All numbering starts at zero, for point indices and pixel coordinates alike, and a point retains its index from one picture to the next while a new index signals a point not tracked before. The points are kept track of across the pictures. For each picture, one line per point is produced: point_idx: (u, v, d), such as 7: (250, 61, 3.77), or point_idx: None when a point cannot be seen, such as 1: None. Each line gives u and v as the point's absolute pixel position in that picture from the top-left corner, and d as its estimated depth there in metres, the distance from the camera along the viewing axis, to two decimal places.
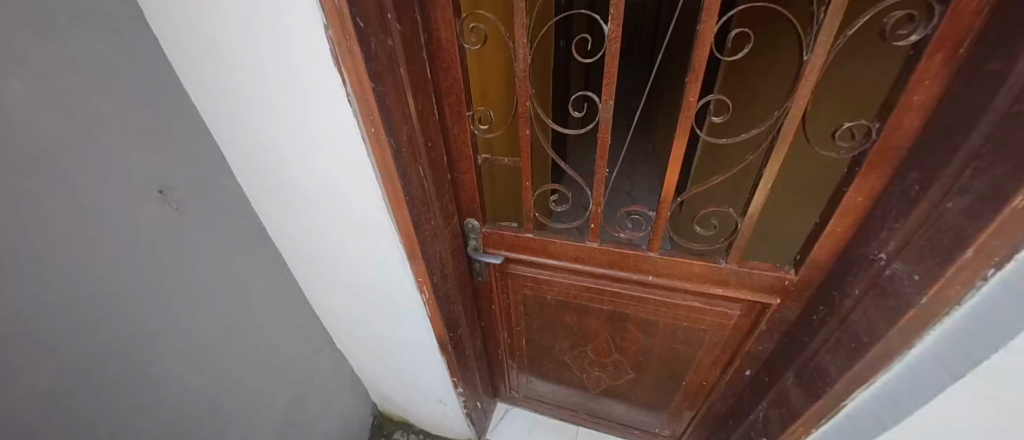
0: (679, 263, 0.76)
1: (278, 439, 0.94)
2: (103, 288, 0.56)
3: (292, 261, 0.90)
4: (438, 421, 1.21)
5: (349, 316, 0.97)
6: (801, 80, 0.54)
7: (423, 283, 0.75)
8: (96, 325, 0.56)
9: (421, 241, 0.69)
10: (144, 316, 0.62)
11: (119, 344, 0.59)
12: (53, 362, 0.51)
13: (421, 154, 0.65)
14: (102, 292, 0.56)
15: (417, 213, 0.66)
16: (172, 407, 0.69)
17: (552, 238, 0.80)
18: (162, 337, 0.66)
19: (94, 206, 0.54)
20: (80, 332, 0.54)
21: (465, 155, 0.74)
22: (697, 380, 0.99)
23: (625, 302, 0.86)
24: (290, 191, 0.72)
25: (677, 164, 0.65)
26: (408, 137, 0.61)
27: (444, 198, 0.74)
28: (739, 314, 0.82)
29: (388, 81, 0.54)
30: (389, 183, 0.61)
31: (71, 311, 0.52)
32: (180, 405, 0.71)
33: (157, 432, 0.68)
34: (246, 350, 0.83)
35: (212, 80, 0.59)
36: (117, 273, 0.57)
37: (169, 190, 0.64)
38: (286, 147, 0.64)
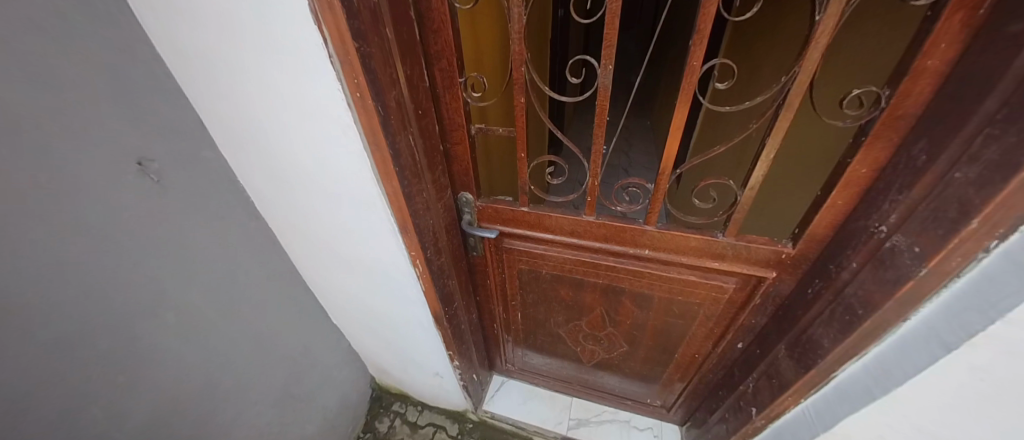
0: (676, 236, 0.74)
1: (277, 411, 0.95)
2: (82, 261, 0.54)
3: (283, 236, 0.88)
4: (434, 393, 1.23)
5: (343, 291, 0.96)
6: (811, 42, 0.51)
7: (417, 257, 0.73)
8: (79, 300, 0.54)
9: (414, 214, 0.67)
10: (130, 292, 0.61)
11: (105, 319, 0.58)
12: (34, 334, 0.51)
13: (410, 122, 0.62)
14: (82, 266, 0.54)
15: (408, 185, 0.64)
16: (166, 382, 0.69)
17: (548, 212, 0.78)
18: (152, 312, 0.65)
19: (66, 177, 0.51)
20: (62, 305, 0.53)
21: (458, 125, 0.71)
22: (690, 352, 1.00)
23: (621, 276, 0.85)
24: (276, 161, 0.69)
25: (677, 134, 0.63)
26: (396, 104, 0.57)
27: (436, 170, 0.71)
28: (734, 288, 0.82)
29: (373, 41, 0.50)
30: (378, 153, 0.58)
31: (50, 284, 0.51)
32: (174, 379, 0.71)
33: (153, 405, 0.68)
34: (240, 325, 0.83)
35: (183, 41, 0.55)
36: (97, 247, 0.55)
37: (149, 162, 0.61)
38: (268, 115, 0.61)
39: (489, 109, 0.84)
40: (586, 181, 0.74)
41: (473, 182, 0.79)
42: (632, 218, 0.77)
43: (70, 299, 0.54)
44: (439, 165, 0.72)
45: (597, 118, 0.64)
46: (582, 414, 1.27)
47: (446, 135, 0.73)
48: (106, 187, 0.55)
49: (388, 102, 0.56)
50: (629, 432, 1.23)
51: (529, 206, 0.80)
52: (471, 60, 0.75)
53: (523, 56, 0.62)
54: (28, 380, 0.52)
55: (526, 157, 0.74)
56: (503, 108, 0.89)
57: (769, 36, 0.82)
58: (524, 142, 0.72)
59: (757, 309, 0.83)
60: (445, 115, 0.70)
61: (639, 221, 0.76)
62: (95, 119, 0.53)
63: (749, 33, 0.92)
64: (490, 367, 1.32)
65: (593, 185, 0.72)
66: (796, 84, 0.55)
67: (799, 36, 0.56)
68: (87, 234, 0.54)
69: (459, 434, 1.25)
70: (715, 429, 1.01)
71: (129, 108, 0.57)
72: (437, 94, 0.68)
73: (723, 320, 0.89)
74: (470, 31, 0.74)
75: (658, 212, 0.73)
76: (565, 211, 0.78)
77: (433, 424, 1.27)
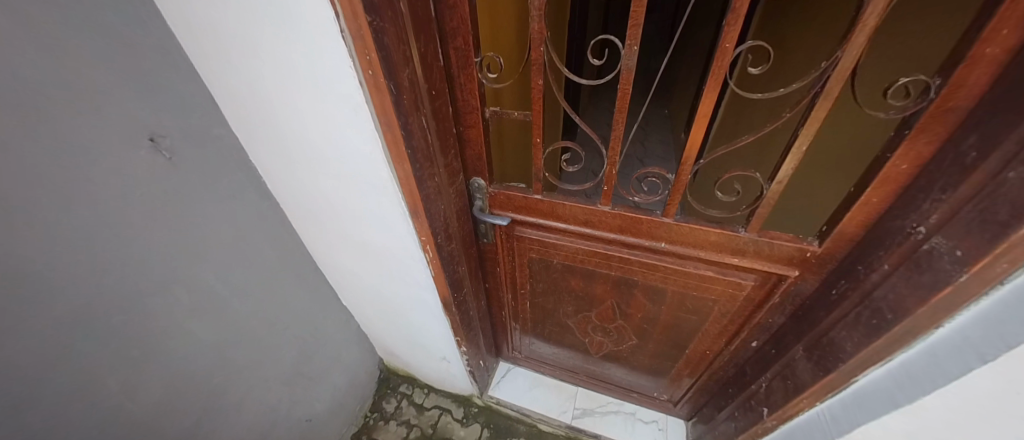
0: (694, 230, 0.72)
1: (286, 388, 0.96)
2: (94, 236, 0.54)
3: (294, 216, 0.88)
4: (441, 377, 1.24)
5: (354, 273, 0.96)
6: (858, 24, 0.47)
7: (427, 243, 0.72)
8: (90, 274, 0.55)
9: (425, 199, 0.66)
10: (142, 267, 0.61)
11: (117, 293, 0.59)
12: (47, 306, 0.51)
13: (424, 103, 0.59)
14: (94, 241, 0.54)
15: (421, 169, 0.62)
16: (178, 357, 0.70)
17: (562, 200, 0.76)
18: (165, 289, 0.65)
19: (77, 152, 0.51)
20: (73, 279, 0.53)
21: (473, 107, 0.69)
22: (702, 349, 0.98)
23: (634, 269, 0.83)
24: (287, 140, 0.68)
25: (704, 122, 0.59)
26: (409, 83, 0.55)
27: (449, 154, 0.70)
28: (753, 285, 0.78)
29: (386, 16, 0.48)
30: (389, 135, 0.57)
31: (61, 258, 0.51)
32: (186, 354, 0.72)
33: (165, 378, 0.69)
34: (251, 304, 0.83)
35: (193, 14, 0.53)
36: (109, 222, 0.56)
37: (161, 138, 0.60)
38: (279, 92, 0.59)
39: (504, 92, 0.81)
40: (602, 169, 0.71)
41: (487, 167, 0.77)
42: (648, 209, 0.74)
43: (82, 273, 0.54)
44: (452, 149, 0.70)
45: (619, 103, 0.61)
46: (587, 405, 1.27)
47: (460, 118, 0.71)
48: (117, 162, 0.55)
49: (401, 80, 0.53)
50: (634, 425, 1.23)
51: (542, 194, 0.77)
52: (488, 41, 0.72)
53: (543, 34, 0.58)
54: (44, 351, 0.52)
55: (542, 142, 0.71)
56: (519, 91, 0.86)
57: (806, 21, 0.77)
58: (540, 127, 0.69)
59: (775, 309, 0.80)
60: (460, 97, 0.68)
61: (656, 212, 0.73)
62: (105, 92, 0.52)
63: (786, 18, 0.86)
64: (497, 354, 1.32)
65: (609, 173, 0.69)
66: (838, 70, 0.51)
67: (846, 17, 0.51)
68: (98, 209, 0.54)
69: (464, 418, 1.26)
70: (723, 427, 0.99)
71: (141, 83, 0.56)
72: (452, 75, 0.65)
73: (740, 318, 0.86)
74: (488, 10, 0.71)
75: (677, 204, 0.70)
76: (580, 200, 0.76)
77: (438, 407, 1.28)
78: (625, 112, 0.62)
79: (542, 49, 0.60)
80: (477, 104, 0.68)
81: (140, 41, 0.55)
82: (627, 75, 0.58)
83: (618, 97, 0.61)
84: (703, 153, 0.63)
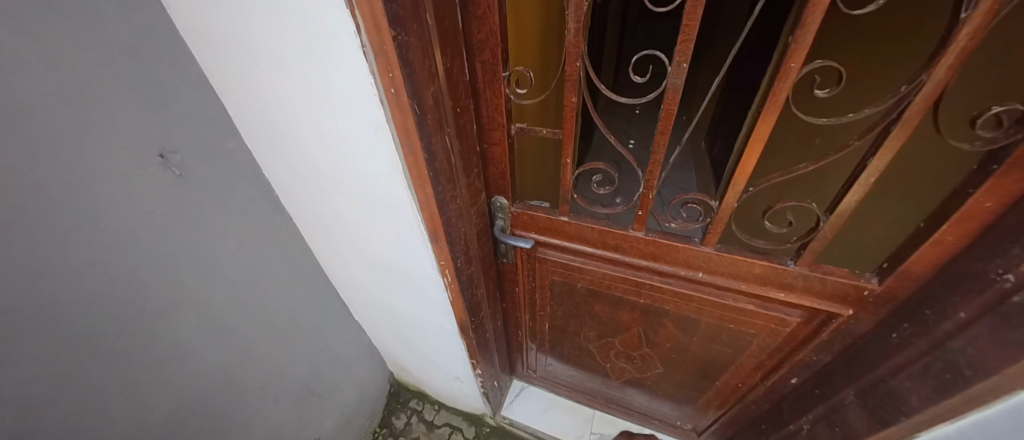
0: (737, 261, 0.66)
1: (295, 406, 0.93)
2: (101, 260, 0.51)
3: (307, 231, 0.84)
4: (453, 395, 1.19)
5: (368, 290, 0.92)
6: (947, 45, 0.40)
7: (446, 267, 0.68)
8: (96, 300, 0.52)
9: (446, 223, 0.61)
10: (147, 289, 0.58)
11: (124, 319, 0.55)
12: (50, 336, 0.48)
13: (446, 122, 0.55)
14: (101, 265, 0.51)
15: (443, 192, 0.58)
16: (186, 380, 0.67)
17: (591, 223, 0.71)
18: (174, 311, 0.62)
19: (85, 173, 0.47)
20: (79, 306, 0.50)
21: (499, 124, 0.64)
22: (733, 381, 0.92)
23: (666, 298, 0.77)
24: (302, 156, 0.64)
25: (758, 148, 0.53)
26: (432, 101, 0.50)
27: (472, 173, 0.65)
28: (798, 321, 0.72)
29: (412, 29, 0.43)
30: (411, 156, 0.52)
31: (66, 285, 0.48)
32: (194, 377, 0.69)
33: (172, 403, 0.66)
34: (261, 322, 0.80)
35: (208, 24, 0.49)
36: (117, 245, 0.52)
37: (170, 154, 0.57)
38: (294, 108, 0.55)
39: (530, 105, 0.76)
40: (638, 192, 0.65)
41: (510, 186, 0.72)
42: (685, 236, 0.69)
43: (87, 298, 0.51)
44: (475, 167, 0.65)
45: (661, 124, 0.56)
46: (604, 429, 1.20)
47: (484, 136, 0.66)
48: (123, 180, 0.51)
49: (424, 98, 0.48)
50: None
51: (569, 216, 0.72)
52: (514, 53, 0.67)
53: (580, 48, 0.53)
54: (44, 381, 0.49)
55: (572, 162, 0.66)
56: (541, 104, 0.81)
57: (886, 45, 0.70)
58: (570, 147, 0.64)
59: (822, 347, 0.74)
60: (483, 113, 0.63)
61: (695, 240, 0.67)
62: (113, 106, 0.48)
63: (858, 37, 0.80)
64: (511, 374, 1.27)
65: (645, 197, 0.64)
66: (920, 97, 0.44)
67: (935, 35, 0.45)
68: (105, 231, 0.50)
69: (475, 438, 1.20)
70: None
71: (152, 98, 0.53)
72: (478, 91, 0.60)
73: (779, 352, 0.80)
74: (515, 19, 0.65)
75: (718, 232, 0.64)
76: (611, 223, 0.70)
77: (449, 425, 1.23)
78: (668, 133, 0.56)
79: (579, 65, 0.54)
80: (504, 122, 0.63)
81: (151, 52, 0.51)
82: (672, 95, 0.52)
83: (659, 117, 0.55)
84: (755, 181, 0.57)
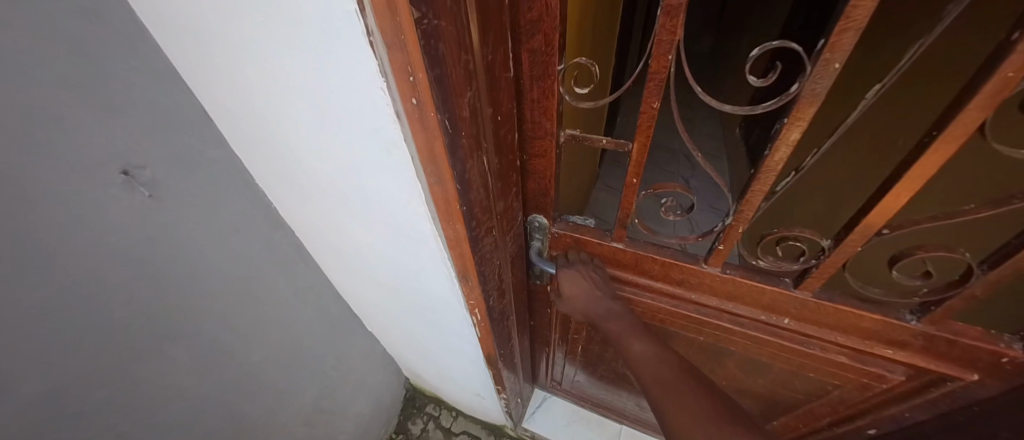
0: (839, 311, 0.55)
1: (306, 428, 0.86)
2: (78, 321, 0.40)
3: (310, 243, 0.72)
4: (471, 405, 1.09)
5: (381, 306, 0.82)
6: None
7: (475, 307, 0.56)
8: (73, 365, 0.41)
9: (479, 261, 0.48)
10: (132, 339, 0.46)
11: (109, 380, 0.45)
12: (18, 418, 0.38)
13: (487, 135, 0.40)
14: (78, 326, 0.40)
15: (476, 227, 0.44)
16: (186, 426, 0.59)
17: (655, 255, 0.61)
18: (168, 357, 0.52)
19: (54, 219, 0.34)
20: (53, 377, 0.40)
21: (548, 132, 0.49)
22: (794, 418, 0.81)
23: (733, 338, 0.69)
24: (298, 170, 0.51)
25: (911, 185, 0.39)
26: (470, 111, 0.35)
27: (510, 194, 0.51)
28: (901, 379, 0.60)
29: (449, 9, 0.27)
30: (438, 188, 0.38)
31: (32, 357, 0.37)
32: (195, 421, 0.60)
33: None
34: (264, 349, 0.70)
35: (161, 2, 0.33)
36: (97, 299, 0.41)
37: (138, 169, 0.41)
38: (281, 115, 0.41)
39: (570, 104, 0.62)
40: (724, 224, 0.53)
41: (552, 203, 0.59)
42: (773, 275, 0.58)
43: (47, 369, 0.39)
44: (514, 185, 0.52)
45: (777, 146, 0.41)
46: None
47: (525, 144, 0.52)
48: (103, 213, 0.39)
49: (459, 109, 0.34)
50: None
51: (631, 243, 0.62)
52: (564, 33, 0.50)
53: (676, 34, 0.36)
54: None
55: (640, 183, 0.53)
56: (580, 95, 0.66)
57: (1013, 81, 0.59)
58: (639, 166, 0.51)
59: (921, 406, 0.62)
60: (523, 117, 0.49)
61: (788, 282, 0.57)
62: (86, 123, 0.35)
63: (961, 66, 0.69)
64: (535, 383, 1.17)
65: (733, 233, 0.52)
66: None
67: None
68: (78, 280, 0.39)
69: None
70: None
71: (135, 109, 0.38)
72: (520, 88, 0.45)
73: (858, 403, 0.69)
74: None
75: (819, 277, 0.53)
76: (683, 256, 0.61)
77: (467, 433, 1.15)
78: (784, 157, 0.42)
79: (671, 59, 0.38)
80: (553, 129, 0.49)
81: (116, 44, 0.35)
82: (807, 108, 0.37)
83: (777, 135, 0.41)
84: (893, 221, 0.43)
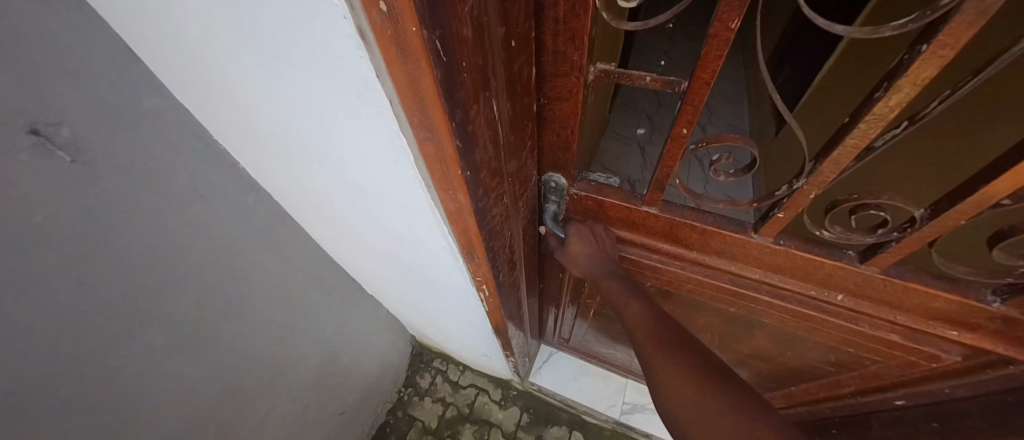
0: (905, 289, 0.52)
1: (314, 392, 0.84)
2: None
3: (290, 206, 0.62)
4: (477, 362, 1.06)
5: (376, 271, 0.74)
6: None
7: (483, 283, 0.49)
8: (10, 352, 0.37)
9: (488, 237, 0.39)
10: (81, 318, 0.42)
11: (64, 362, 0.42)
12: None
13: (497, 69, 0.28)
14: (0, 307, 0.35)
15: (484, 199, 0.34)
16: (173, 403, 0.56)
17: (693, 223, 0.58)
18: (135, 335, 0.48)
19: None
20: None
21: (575, 66, 0.38)
22: (808, 369, 0.81)
23: (777, 311, 0.68)
24: (257, 124, 0.40)
25: None
26: (478, 29, 0.24)
27: (524, 152, 0.40)
28: (957, 361, 0.58)
29: None
30: (432, 152, 0.28)
31: None
32: (184, 397, 0.57)
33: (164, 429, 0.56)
34: (255, 321, 0.65)
35: None
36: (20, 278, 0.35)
37: (48, 128, 0.33)
38: (208, 42, 0.29)
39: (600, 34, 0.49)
40: (792, 187, 0.46)
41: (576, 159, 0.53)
42: (837, 247, 0.54)
43: None
44: (530, 138, 0.41)
45: (898, 86, 0.30)
46: (638, 398, 1.08)
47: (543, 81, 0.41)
48: None
49: (460, 26, 0.22)
50: None
51: (675, 207, 0.59)
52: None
53: None
54: None
55: (690, 135, 0.46)
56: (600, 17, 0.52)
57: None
58: (693, 113, 0.42)
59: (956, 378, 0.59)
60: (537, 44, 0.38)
61: (853, 256, 0.53)
62: None
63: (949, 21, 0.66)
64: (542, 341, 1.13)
65: (801, 199, 0.46)
66: None
67: None
68: None
69: (501, 400, 1.11)
70: None
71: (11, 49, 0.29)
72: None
73: (895, 377, 0.68)
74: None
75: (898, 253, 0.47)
76: (733, 225, 0.57)
77: (475, 386, 1.13)
78: (903, 101, 0.31)
79: None
80: (585, 60, 0.37)
81: None
82: (960, 35, 0.24)
83: (904, 73, 0.29)
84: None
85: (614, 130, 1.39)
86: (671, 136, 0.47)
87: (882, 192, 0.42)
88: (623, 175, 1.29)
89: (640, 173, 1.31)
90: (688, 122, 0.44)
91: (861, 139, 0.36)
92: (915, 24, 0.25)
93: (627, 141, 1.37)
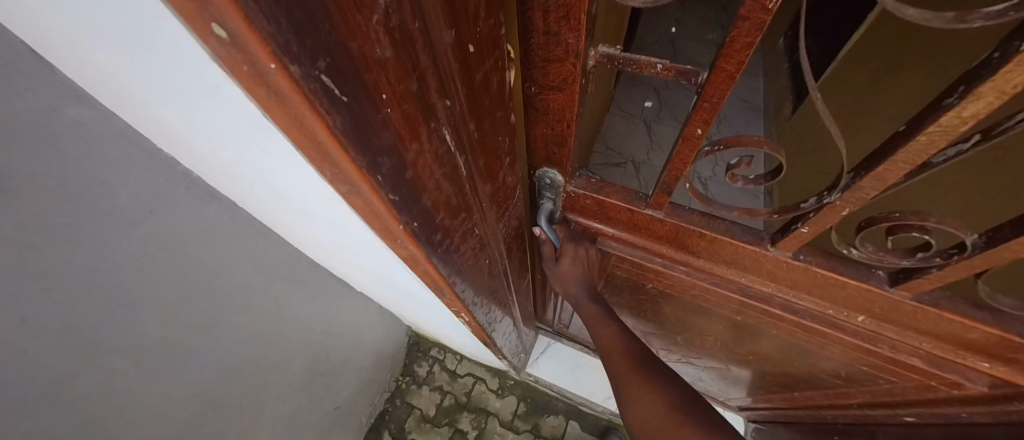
0: (938, 317, 0.48)
1: (304, 392, 0.83)
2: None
3: (256, 213, 0.56)
4: (474, 352, 1.04)
5: (361, 276, 0.69)
6: None
7: (460, 310, 0.44)
8: None
9: (453, 275, 0.34)
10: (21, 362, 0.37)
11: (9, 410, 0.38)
12: None
13: (451, 80, 0.21)
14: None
15: (441, 242, 0.28)
16: (147, 424, 0.54)
17: (701, 229, 0.53)
18: (93, 365, 0.45)
19: None
20: None
21: (571, 50, 0.30)
22: (811, 376, 0.79)
23: (785, 321, 0.64)
24: (185, 143, 0.34)
25: None
26: (404, 35, 0.16)
27: (499, 175, 0.33)
28: (982, 391, 0.54)
29: None
30: (361, 206, 0.21)
31: None
32: (157, 417, 0.55)
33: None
34: (231, 333, 0.62)
35: None
36: None
37: None
38: (91, 68, 0.23)
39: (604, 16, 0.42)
40: (822, 201, 0.39)
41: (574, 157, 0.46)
42: (865, 267, 0.49)
43: None
44: (510, 150, 0.34)
45: (978, 94, 0.21)
46: None
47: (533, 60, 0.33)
48: None
49: (368, 38, 0.14)
50: None
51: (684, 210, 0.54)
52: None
53: None
54: None
55: (704, 135, 0.39)
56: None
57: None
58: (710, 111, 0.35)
59: (972, 404, 0.56)
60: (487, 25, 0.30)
61: (882, 278, 0.49)
62: None
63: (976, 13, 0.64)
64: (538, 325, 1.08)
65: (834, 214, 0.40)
66: None
67: None
68: None
69: (499, 389, 1.10)
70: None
71: None
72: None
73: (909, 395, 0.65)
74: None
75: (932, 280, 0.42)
76: (746, 234, 0.52)
77: (472, 375, 1.12)
78: (985, 111, 0.22)
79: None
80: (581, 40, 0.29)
81: None
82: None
83: (988, 80, 0.20)
84: None
85: (619, 105, 1.33)
86: (681, 137, 0.41)
87: (932, 213, 0.36)
88: (628, 156, 1.25)
89: (644, 152, 1.26)
90: (704, 122, 0.36)
91: (915, 156, 0.28)
92: (1007, 16, 0.16)
93: (632, 118, 1.31)
